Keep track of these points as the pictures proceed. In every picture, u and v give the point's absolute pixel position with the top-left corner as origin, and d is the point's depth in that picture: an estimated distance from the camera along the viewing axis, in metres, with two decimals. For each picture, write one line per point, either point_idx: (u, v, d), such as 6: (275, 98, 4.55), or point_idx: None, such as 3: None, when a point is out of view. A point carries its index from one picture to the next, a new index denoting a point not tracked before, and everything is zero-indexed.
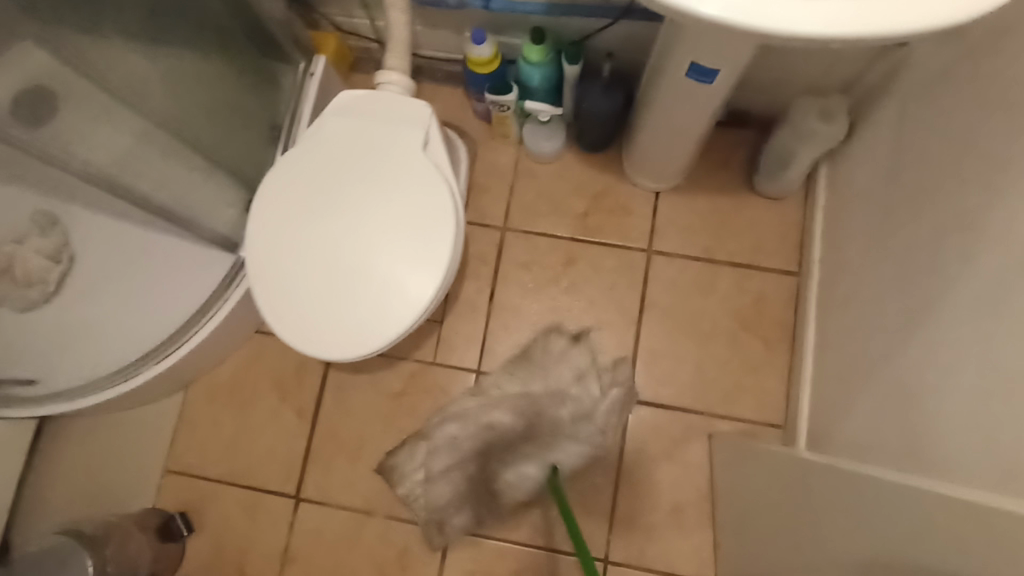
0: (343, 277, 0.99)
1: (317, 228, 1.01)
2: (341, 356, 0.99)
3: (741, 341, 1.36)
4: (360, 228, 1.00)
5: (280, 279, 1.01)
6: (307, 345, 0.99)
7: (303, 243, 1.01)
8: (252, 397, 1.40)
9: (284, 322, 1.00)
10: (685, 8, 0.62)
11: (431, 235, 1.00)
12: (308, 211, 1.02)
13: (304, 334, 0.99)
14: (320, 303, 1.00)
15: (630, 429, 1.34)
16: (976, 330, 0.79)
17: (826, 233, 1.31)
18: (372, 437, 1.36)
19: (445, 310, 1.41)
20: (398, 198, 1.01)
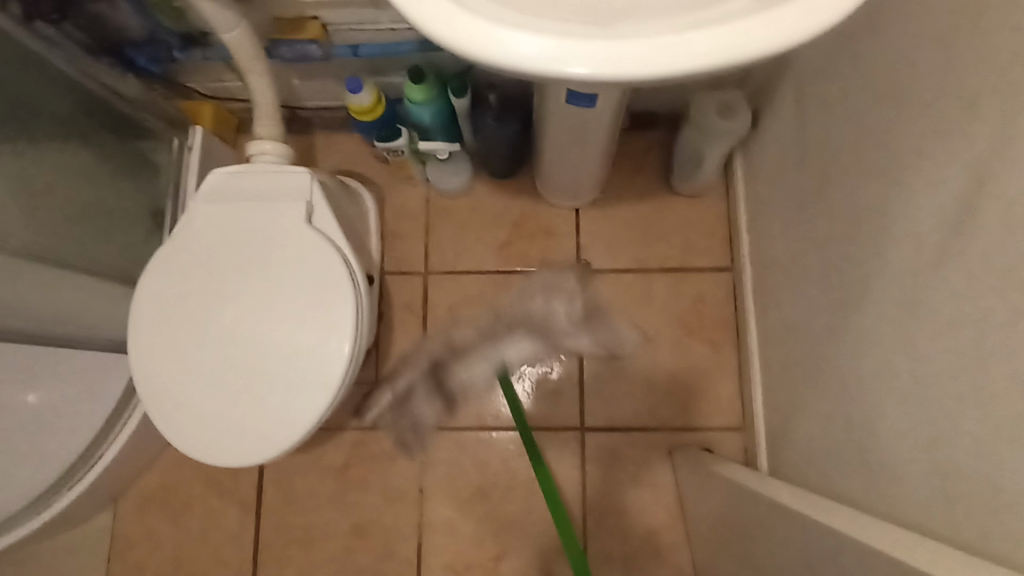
0: (242, 374, 0.92)
1: (206, 326, 0.93)
2: (253, 459, 0.91)
3: (686, 347, 1.31)
4: (252, 318, 0.93)
5: (175, 387, 0.93)
6: (214, 455, 0.91)
7: (193, 345, 0.93)
8: (188, 499, 1.30)
9: (185, 433, 0.92)
10: (552, 71, 0.56)
11: (329, 311, 0.93)
12: (194, 309, 0.94)
13: (210, 443, 0.91)
14: (222, 406, 0.92)
15: (589, 460, 1.28)
16: (900, 328, 0.76)
17: (751, 225, 1.27)
18: (322, 518, 1.28)
19: (378, 370, 1.33)
20: (287, 278, 0.94)
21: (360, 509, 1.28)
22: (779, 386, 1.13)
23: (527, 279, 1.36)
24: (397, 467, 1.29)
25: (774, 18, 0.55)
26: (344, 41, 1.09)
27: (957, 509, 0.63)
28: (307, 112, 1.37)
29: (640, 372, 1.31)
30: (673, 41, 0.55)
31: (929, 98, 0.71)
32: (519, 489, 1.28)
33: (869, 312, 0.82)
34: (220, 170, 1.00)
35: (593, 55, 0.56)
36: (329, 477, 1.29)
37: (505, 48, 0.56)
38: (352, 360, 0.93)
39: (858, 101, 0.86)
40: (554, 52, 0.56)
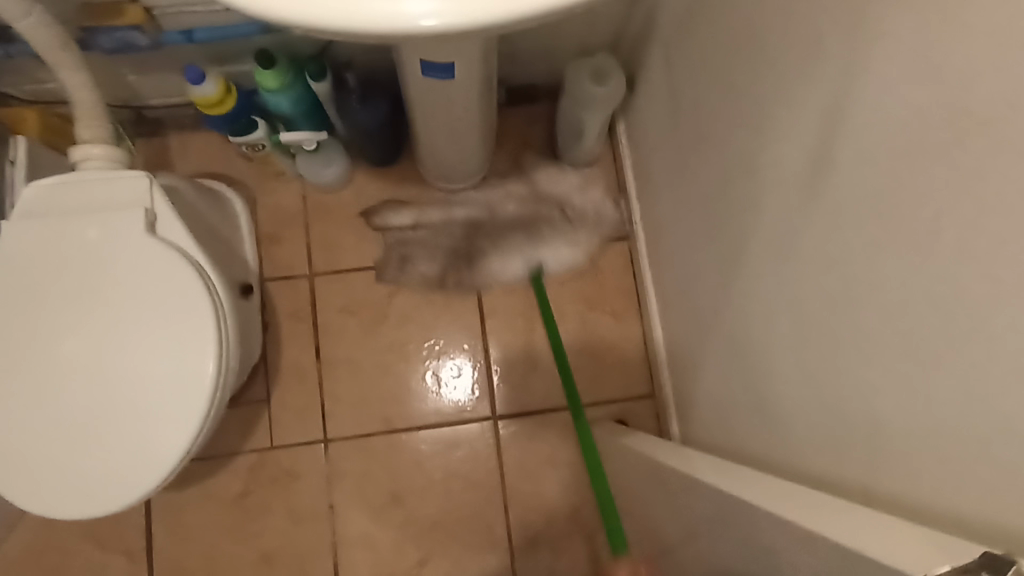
0: (88, 414, 0.81)
1: (36, 364, 0.81)
2: (114, 506, 0.81)
3: (590, 322, 1.29)
4: (93, 350, 0.82)
5: (6, 440, 0.80)
6: (65, 509, 0.80)
7: (23, 387, 0.81)
8: (63, 558, 1.15)
9: (28, 489, 0.80)
10: (401, 28, 0.49)
11: (183, 331, 0.83)
12: (20, 347, 0.82)
13: (59, 496, 0.80)
14: (68, 454, 0.81)
15: (505, 449, 1.24)
16: (777, 281, 0.75)
17: (639, 192, 1.26)
18: (223, 553, 1.17)
19: (269, 385, 1.23)
20: (131, 299, 0.83)
21: (265, 537, 1.18)
22: (681, 348, 1.13)
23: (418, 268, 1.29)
24: (302, 485, 1.20)
25: None
26: (173, 26, 0.97)
27: (847, 454, 0.63)
28: (154, 111, 1.23)
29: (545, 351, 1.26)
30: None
31: (777, 42, 0.70)
32: (436, 489, 1.22)
33: (749, 264, 0.82)
34: (37, 183, 0.87)
35: (432, 10, 0.49)
36: (226, 509, 1.18)
37: (322, 7, 0.50)
38: (218, 381, 0.83)
39: (717, 54, 0.85)
40: (383, 10, 0.49)
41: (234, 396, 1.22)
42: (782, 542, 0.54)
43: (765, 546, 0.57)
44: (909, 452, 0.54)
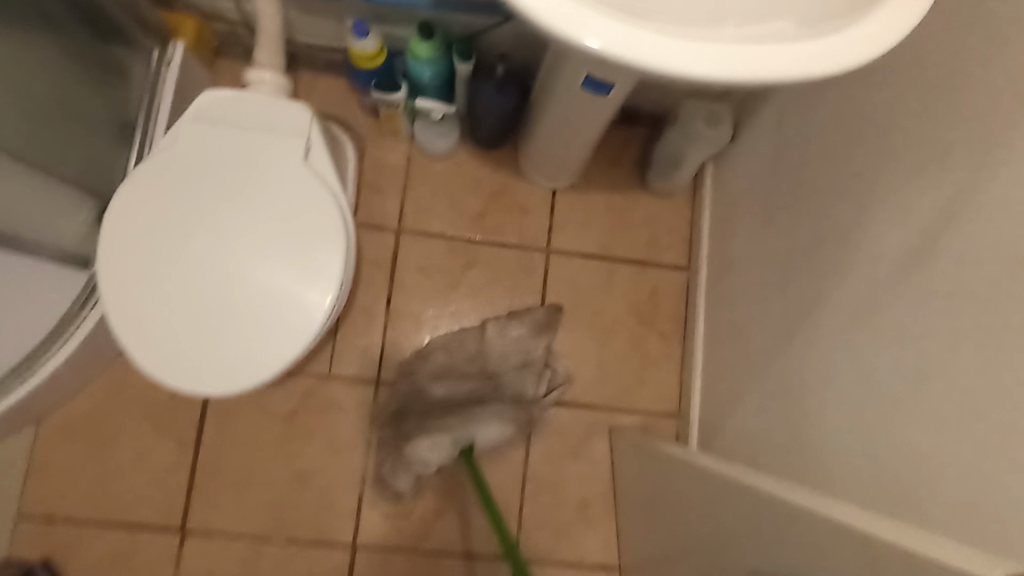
0: (219, 307, 0.90)
1: (181, 253, 0.91)
2: (223, 391, 0.90)
3: (638, 336, 1.39)
4: (235, 252, 0.91)
5: (143, 312, 0.90)
6: (181, 383, 0.90)
7: (168, 271, 0.91)
8: (120, 430, 1.24)
9: (152, 359, 0.90)
10: (569, 39, 0.58)
11: (313, 259, 0.93)
12: (173, 234, 0.91)
13: (178, 371, 0.90)
14: (193, 337, 0.90)
15: (535, 430, 1.33)
16: (849, 344, 0.85)
17: (713, 231, 1.36)
18: (263, 461, 1.26)
19: (339, 320, 1.32)
20: (275, 216, 0.93)
21: (303, 456, 1.27)
22: (721, 379, 1.23)
23: (452, 384, 1.32)
24: (347, 417, 1.29)
25: (796, 47, 0.60)
26: None
27: (882, 499, 0.73)
28: (295, 47, 1.33)
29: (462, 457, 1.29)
30: (739, 53, 0.59)
31: (904, 141, 0.81)
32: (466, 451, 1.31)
33: (822, 321, 0.92)
34: (214, 91, 0.97)
35: (610, 34, 0.58)
36: (274, 421, 1.27)
37: (569, 14, 0.58)
38: (331, 311, 0.93)
39: (836, 134, 0.95)
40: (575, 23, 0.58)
41: None
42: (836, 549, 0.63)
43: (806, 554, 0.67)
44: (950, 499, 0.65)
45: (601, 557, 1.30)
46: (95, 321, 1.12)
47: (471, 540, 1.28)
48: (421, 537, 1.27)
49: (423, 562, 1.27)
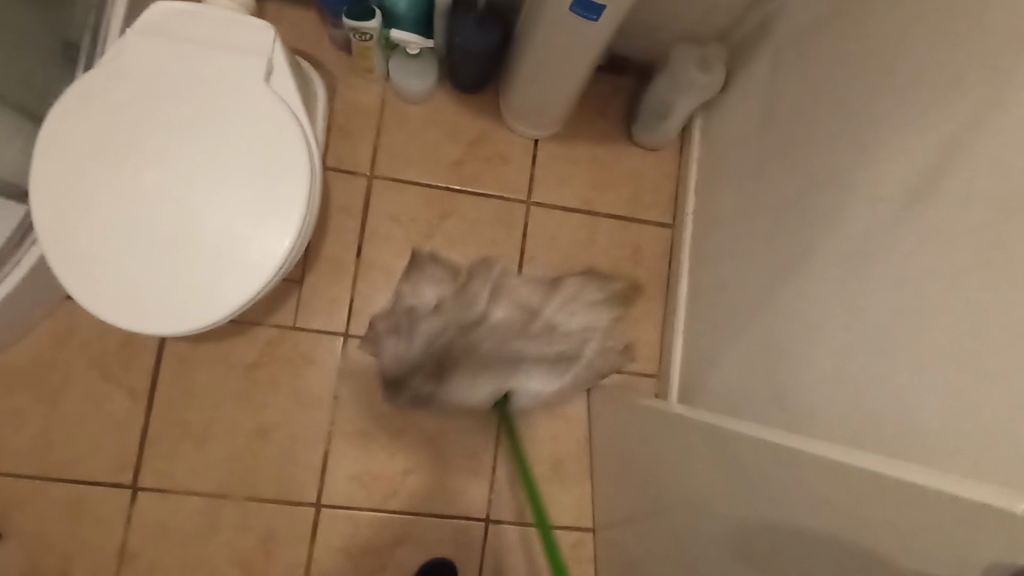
0: (167, 238, 0.82)
1: (126, 178, 0.82)
2: (171, 330, 0.83)
3: (619, 293, 1.34)
4: (186, 179, 0.83)
5: (81, 242, 0.82)
6: (124, 320, 0.82)
7: (110, 197, 0.82)
8: (66, 378, 1.15)
9: (92, 293, 0.82)
10: None
11: (272, 195, 0.85)
12: (116, 157, 0.83)
13: (121, 306, 0.82)
14: (138, 270, 0.82)
15: (511, 388, 1.28)
16: (840, 290, 0.82)
17: (699, 186, 1.31)
18: (221, 416, 1.18)
19: (305, 268, 1.24)
20: (232, 144, 0.85)
21: (265, 410, 1.20)
22: (704, 336, 1.19)
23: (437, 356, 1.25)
24: (314, 370, 1.22)
25: None
26: None
27: (870, 444, 0.69)
28: None
29: (446, 413, 1.25)
30: None
31: (909, 74, 0.76)
32: (438, 407, 1.25)
33: (814, 268, 0.88)
34: (166, 3, 0.88)
35: None
36: (235, 373, 1.20)
37: None
38: (289, 253, 0.85)
39: (835, 74, 0.91)
40: None
41: None
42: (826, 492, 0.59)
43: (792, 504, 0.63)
44: (941, 432, 0.61)
45: (575, 516, 1.27)
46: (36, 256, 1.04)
47: (441, 500, 1.23)
48: (390, 495, 1.22)
49: (391, 521, 1.21)
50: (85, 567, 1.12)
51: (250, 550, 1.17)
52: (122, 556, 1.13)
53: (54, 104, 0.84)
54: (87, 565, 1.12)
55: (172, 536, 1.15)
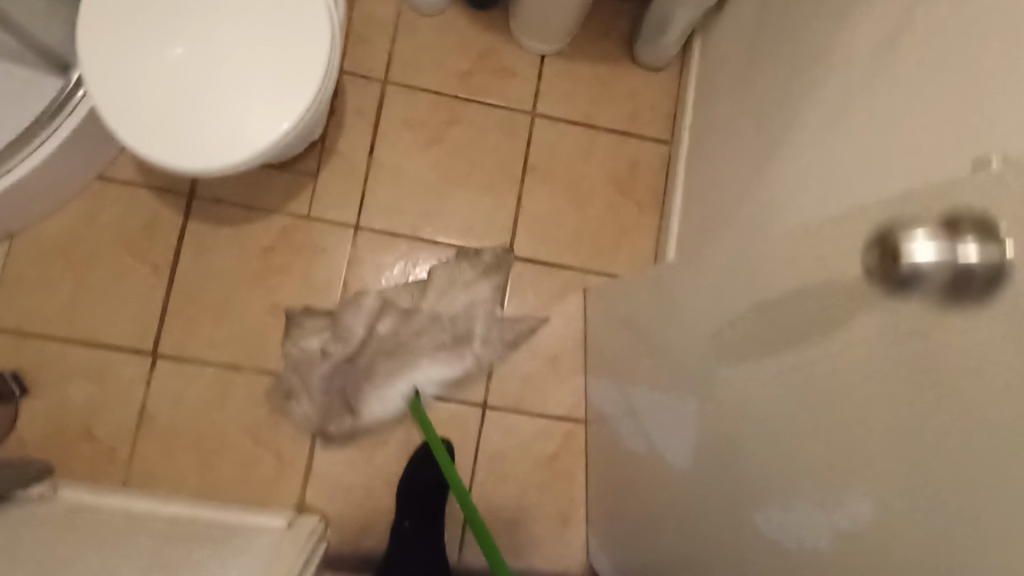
0: (200, 85, 0.90)
1: (166, 28, 0.90)
2: (199, 167, 0.90)
3: (616, 203, 1.41)
4: (220, 32, 0.91)
5: (122, 83, 0.89)
6: (157, 155, 0.89)
7: (151, 44, 0.90)
8: (93, 252, 1.23)
9: (129, 129, 0.89)
10: None
11: (295, 56, 0.92)
12: (158, 9, 0.91)
13: (155, 143, 0.89)
14: (172, 112, 0.89)
15: (510, 285, 1.36)
16: (817, 153, 0.88)
17: (696, 101, 1.38)
18: (237, 294, 1.26)
19: (320, 163, 1.32)
20: (259, 12, 0.92)
21: (279, 291, 1.28)
22: (695, 236, 1.26)
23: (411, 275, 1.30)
24: (325, 257, 1.30)
25: None
26: None
27: None
28: None
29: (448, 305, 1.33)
30: None
31: None
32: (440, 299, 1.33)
33: (796, 141, 0.94)
34: None
35: None
36: (251, 255, 1.27)
37: None
38: (285, 136, 0.91)
39: None
40: None
41: (286, 162, 1.31)
42: None
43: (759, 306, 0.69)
44: None
45: (567, 408, 1.34)
46: (67, 131, 1.12)
47: (440, 385, 1.31)
48: (393, 378, 1.30)
49: (393, 402, 1.29)
50: (106, 425, 1.20)
51: (260, 420, 1.25)
52: (141, 418, 1.21)
53: None
54: (109, 424, 1.20)
55: (187, 402, 1.22)
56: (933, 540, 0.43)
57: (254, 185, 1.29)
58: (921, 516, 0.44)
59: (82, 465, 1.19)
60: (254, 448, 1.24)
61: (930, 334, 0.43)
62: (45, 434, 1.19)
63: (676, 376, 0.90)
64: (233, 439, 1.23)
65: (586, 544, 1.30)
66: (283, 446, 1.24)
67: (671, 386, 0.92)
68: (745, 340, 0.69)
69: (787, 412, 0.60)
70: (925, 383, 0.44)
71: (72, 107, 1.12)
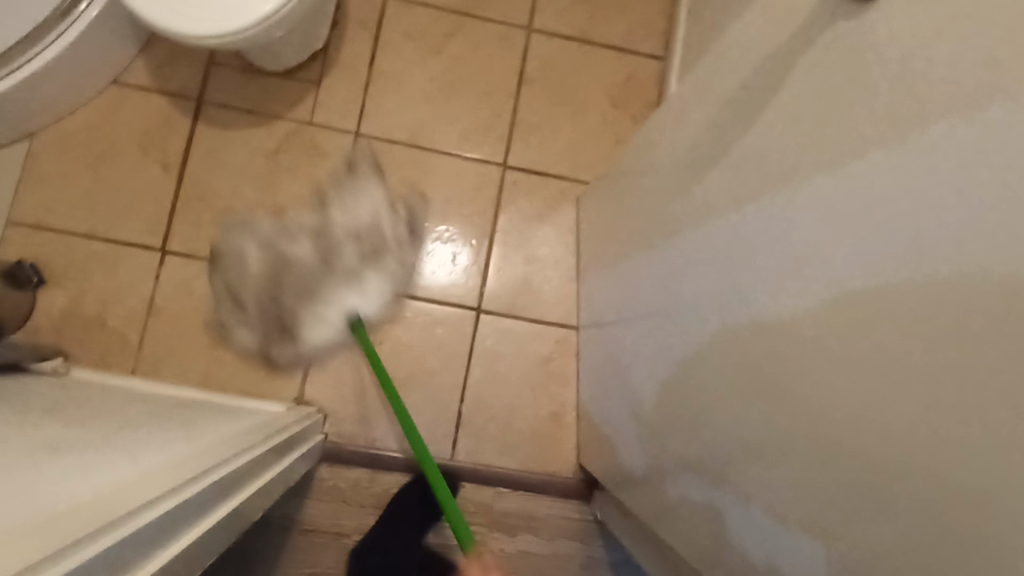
0: None
1: None
2: (204, 36, 1.06)
3: (611, 116, 1.43)
4: None
5: None
6: (169, 24, 1.05)
7: None
8: (109, 153, 1.32)
9: (146, 3, 1.05)
10: None
11: None
12: None
13: (167, 14, 1.05)
14: None
15: (505, 193, 1.39)
16: None
17: (690, 12, 1.38)
18: (243, 194, 1.33)
19: (323, 72, 1.38)
20: None
21: (282, 193, 1.34)
22: None
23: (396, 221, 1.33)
24: (326, 162, 1.35)
25: None
26: None
27: None
28: None
29: (443, 212, 1.37)
30: None
31: None
32: (436, 205, 1.37)
33: None
34: None
35: None
36: (257, 158, 1.34)
37: None
38: (278, 13, 1.07)
39: None
40: None
41: (291, 70, 1.37)
42: (735, 100, 0.68)
43: (716, 132, 0.72)
44: None
45: (559, 313, 1.37)
46: (75, 36, 1.18)
47: (435, 287, 1.35)
48: (390, 278, 1.34)
49: (390, 301, 1.34)
50: (119, 313, 1.28)
51: None
52: (151, 308, 1.29)
53: None
54: (122, 312, 1.28)
55: (195, 293, 1.30)
56: (841, 252, 0.47)
57: (260, 92, 1.36)
58: (834, 235, 0.48)
59: (96, 349, 1.27)
60: (257, 340, 1.30)
61: (859, 64, 0.47)
62: (64, 319, 1.27)
63: (656, 233, 0.92)
64: (237, 330, 1.30)
65: (576, 445, 1.34)
66: (284, 338, 1.31)
67: (650, 252, 0.94)
68: (710, 161, 0.73)
69: (763, 243, 0.59)
70: (846, 116, 0.48)
71: (80, 12, 1.18)
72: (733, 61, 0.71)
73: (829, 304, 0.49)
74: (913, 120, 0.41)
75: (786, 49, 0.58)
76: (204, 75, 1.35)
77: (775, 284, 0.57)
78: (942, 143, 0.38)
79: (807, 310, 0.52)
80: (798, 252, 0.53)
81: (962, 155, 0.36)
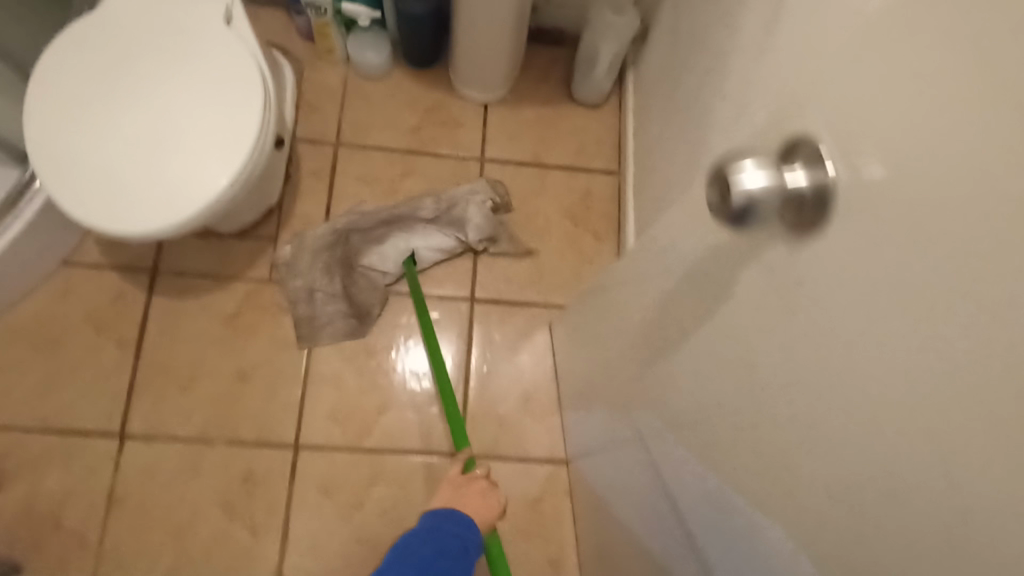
0: (150, 157, 1.04)
1: (116, 120, 1.06)
2: (154, 226, 1.03)
3: (573, 236, 1.41)
4: (164, 113, 1.06)
5: (82, 168, 1.04)
6: (117, 221, 1.02)
7: (104, 133, 1.05)
8: (63, 338, 1.27)
9: (91, 204, 1.02)
10: None
11: (231, 122, 1.07)
12: (106, 106, 1.06)
13: (114, 211, 1.02)
14: (127, 184, 1.03)
15: (476, 328, 1.35)
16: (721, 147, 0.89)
17: (636, 129, 1.40)
18: (204, 363, 1.28)
19: (279, 227, 1.36)
20: (194, 94, 1.07)
21: (245, 356, 1.29)
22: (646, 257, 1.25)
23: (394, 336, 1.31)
24: (289, 318, 1.31)
25: None
26: None
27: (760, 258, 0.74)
28: None
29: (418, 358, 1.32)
30: None
31: None
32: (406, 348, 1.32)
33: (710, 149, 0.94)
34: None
35: None
36: (217, 323, 1.30)
37: None
38: (228, 189, 1.05)
39: None
40: None
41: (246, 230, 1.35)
42: (683, 274, 0.65)
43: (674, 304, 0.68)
44: None
45: (547, 448, 1.30)
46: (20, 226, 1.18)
47: (414, 437, 1.28)
48: (367, 431, 1.27)
49: (367, 458, 1.26)
50: (77, 510, 1.20)
51: (231, 489, 1.23)
52: (111, 500, 1.20)
53: (52, 78, 1.07)
54: (80, 507, 1.20)
55: (156, 478, 1.22)
56: (841, 484, 0.41)
57: (216, 255, 1.33)
58: (833, 473, 0.42)
59: (54, 553, 1.17)
60: (228, 519, 1.21)
61: (808, 275, 0.43)
62: (18, 524, 1.18)
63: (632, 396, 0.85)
64: (207, 511, 1.21)
65: None
66: (257, 515, 1.22)
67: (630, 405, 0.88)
68: (676, 337, 0.68)
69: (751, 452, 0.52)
70: (814, 324, 0.43)
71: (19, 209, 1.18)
72: (676, 228, 0.68)
73: (844, 545, 0.41)
74: (892, 356, 0.36)
75: (731, 245, 0.55)
76: (157, 245, 1.33)
77: (769, 493, 0.50)
78: (943, 395, 0.33)
79: (811, 537, 0.45)
80: (789, 465, 0.47)
81: (968, 413, 0.31)
